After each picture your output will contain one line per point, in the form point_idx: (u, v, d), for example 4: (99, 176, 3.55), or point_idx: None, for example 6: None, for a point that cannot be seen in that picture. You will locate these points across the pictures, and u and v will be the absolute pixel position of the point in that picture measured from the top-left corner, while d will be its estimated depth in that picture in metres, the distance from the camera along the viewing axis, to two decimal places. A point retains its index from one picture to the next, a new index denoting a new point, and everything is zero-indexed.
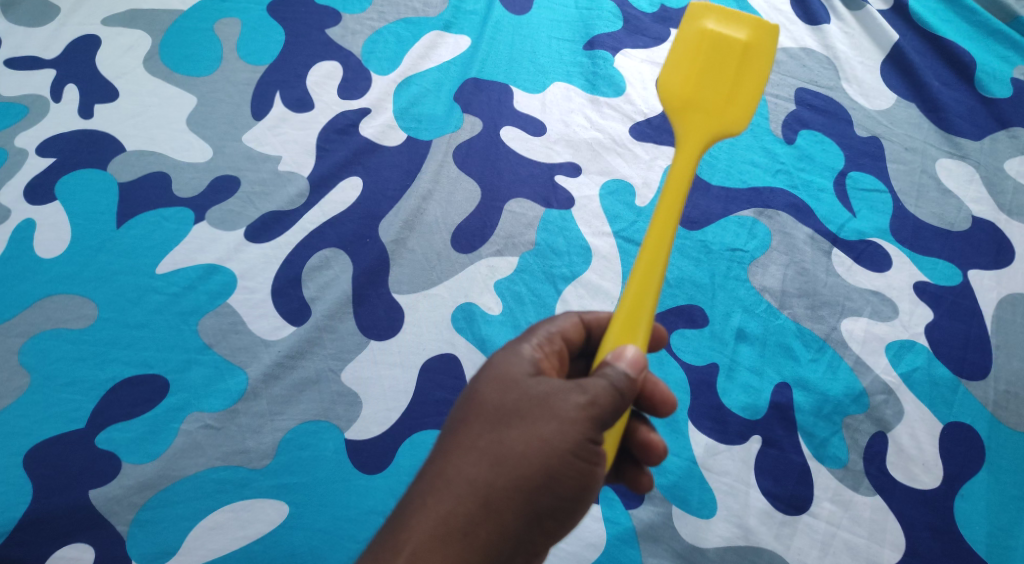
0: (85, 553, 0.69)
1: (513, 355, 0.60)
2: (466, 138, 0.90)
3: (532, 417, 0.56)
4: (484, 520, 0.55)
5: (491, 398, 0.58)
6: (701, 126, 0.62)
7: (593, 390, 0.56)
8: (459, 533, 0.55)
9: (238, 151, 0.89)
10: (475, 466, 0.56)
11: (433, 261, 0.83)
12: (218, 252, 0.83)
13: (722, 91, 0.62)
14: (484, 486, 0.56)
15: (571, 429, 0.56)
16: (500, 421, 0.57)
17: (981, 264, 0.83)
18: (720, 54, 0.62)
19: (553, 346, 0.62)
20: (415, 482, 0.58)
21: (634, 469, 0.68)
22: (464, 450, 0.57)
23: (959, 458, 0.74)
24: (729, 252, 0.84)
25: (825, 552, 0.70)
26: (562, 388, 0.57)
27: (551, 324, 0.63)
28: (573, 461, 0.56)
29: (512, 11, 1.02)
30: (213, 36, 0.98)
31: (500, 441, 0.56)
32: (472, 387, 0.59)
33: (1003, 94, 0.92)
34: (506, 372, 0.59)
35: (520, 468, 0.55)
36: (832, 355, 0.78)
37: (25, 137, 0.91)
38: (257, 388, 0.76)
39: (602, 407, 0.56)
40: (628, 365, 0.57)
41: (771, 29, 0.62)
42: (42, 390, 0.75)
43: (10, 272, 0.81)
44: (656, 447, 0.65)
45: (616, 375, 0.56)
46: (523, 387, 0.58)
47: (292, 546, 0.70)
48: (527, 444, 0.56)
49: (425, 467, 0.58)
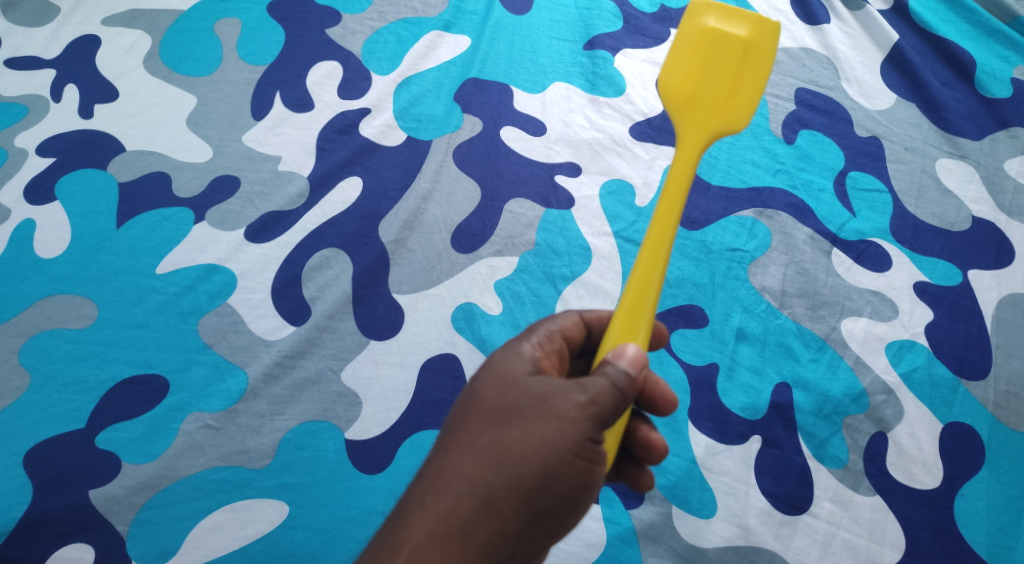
0: (85, 553, 0.69)
1: (512, 354, 0.60)
2: (465, 138, 0.90)
3: (532, 416, 0.56)
4: (483, 520, 0.55)
5: (491, 397, 0.58)
6: (702, 123, 0.62)
7: (593, 389, 0.56)
8: (458, 532, 0.55)
9: (238, 152, 0.89)
10: (475, 465, 0.56)
11: (433, 261, 0.83)
12: (218, 252, 0.83)
13: (722, 88, 0.62)
14: (484, 485, 0.56)
15: (571, 428, 0.56)
16: (500, 419, 0.57)
17: (981, 264, 0.83)
18: (720, 51, 0.62)
19: (553, 345, 0.62)
20: (414, 481, 0.58)
21: (634, 468, 0.67)
22: (464, 449, 0.57)
23: (958, 458, 0.74)
24: (729, 251, 0.84)
25: (825, 552, 0.70)
26: (562, 387, 0.57)
27: (551, 322, 0.63)
28: (573, 460, 0.56)
29: (512, 11, 1.02)
30: (213, 36, 0.98)
31: (500, 440, 0.56)
32: (471, 386, 0.59)
33: (1002, 94, 0.92)
34: (505, 371, 0.59)
35: (520, 467, 0.55)
36: (832, 355, 0.78)
37: (25, 137, 0.91)
38: (257, 388, 0.76)
39: (602, 406, 0.56)
40: (629, 363, 0.57)
41: (771, 26, 0.62)
42: (42, 391, 0.75)
43: (10, 272, 0.81)
44: (657, 446, 0.65)
45: (616, 373, 0.56)
46: (522, 385, 0.58)
47: (292, 546, 0.70)
48: (526, 443, 0.56)
49: (425, 467, 0.58)
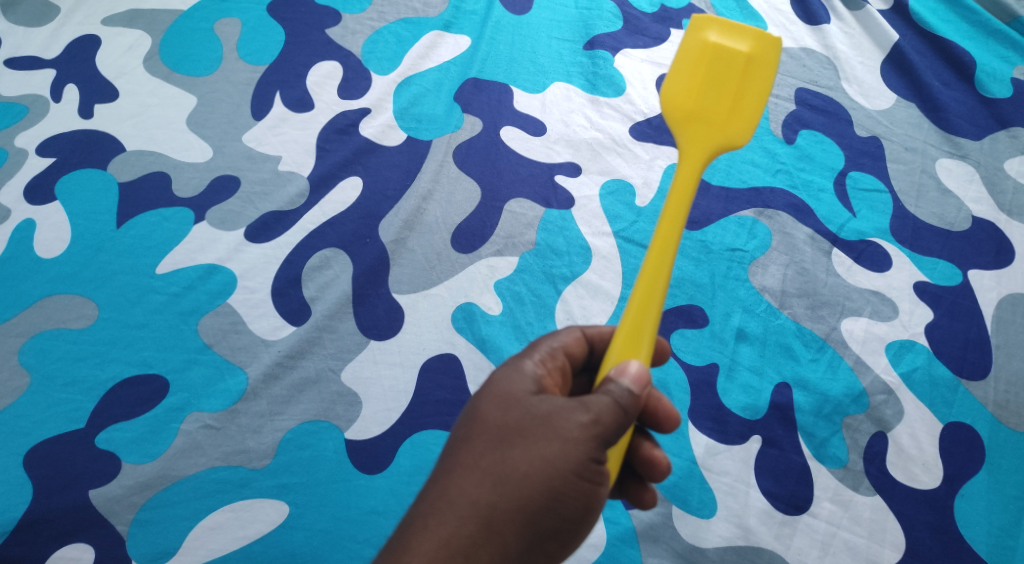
0: (85, 553, 0.69)
1: (515, 372, 0.60)
2: (465, 138, 0.90)
3: (534, 436, 0.56)
4: (486, 542, 0.55)
5: (493, 417, 0.58)
6: (704, 137, 0.62)
7: (596, 408, 0.56)
8: (461, 555, 0.55)
9: (238, 151, 0.89)
10: (477, 487, 0.56)
11: (433, 261, 0.83)
12: (218, 252, 0.83)
13: (724, 102, 0.62)
14: (486, 507, 0.56)
15: (574, 449, 0.56)
16: (502, 440, 0.57)
17: (981, 264, 0.83)
18: (722, 66, 0.62)
19: (555, 362, 0.62)
20: (416, 503, 0.58)
21: (637, 486, 0.67)
22: (466, 470, 0.57)
23: (958, 458, 0.74)
24: (729, 252, 0.84)
25: (825, 552, 0.70)
26: (565, 407, 0.57)
27: (554, 338, 0.62)
28: (576, 481, 0.56)
29: (512, 11, 1.02)
30: (213, 36, 0.98)
31: (502, 461, 0.56)
32: (473, 405, 0.59)
33: (1003, 93, 0.92)
34: (508, 390, 0.58)
35: (523, 489, 0.56)
36: (832, 355, 0.78)
37: (24, 137, 0.91)
38: (257, 388, 0.76)
39: (605, 426, 0.56)
40: (632, 381, 0.57)
41: (774, 40, 0.61)
42: (42, 391, 0.75)
43: (9, 272, 0.81)
44: (659, 464, 0.64)
45: (619, 392, 0.56)
46: (525, 405, 0.57)
47: (292, 546, 0.70)
48: (528, 464, 0.56)
49: (427, 488, 0.58)
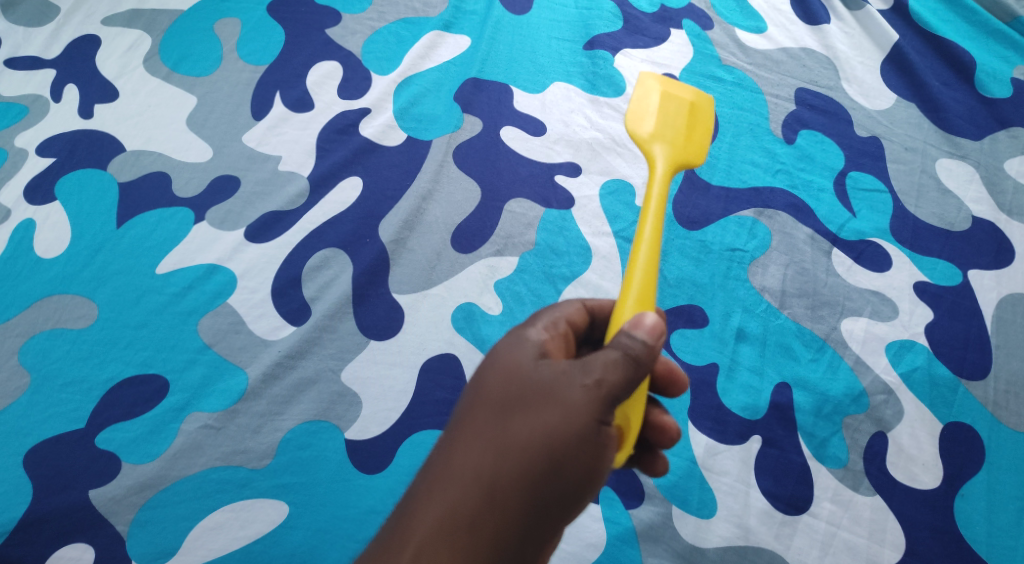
0: (85, 553, 0.69)
1: (517, 340, 0.59)
2: (465, 138, 0.90)
3: (537, 402, 0.56)
4: (489, 511, 0.56)
5: (496, 386, 0.58)
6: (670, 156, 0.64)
7: (599, 368, 0.55)
8: (465, 524, 0.56)
9: (238, 152, 0.89)
10: (480, 455, 0.56)
11: (433, 261, 0.83)
12: (217, 252, 0.83)
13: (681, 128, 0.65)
14: (489, 476, 0.56)
15: (576, 412, 0.55)
16: (505, 408, 0.57)
17: (981, 264, 0.83)
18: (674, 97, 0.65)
19: (558, 330, 0.61)
20: (423, 474, 0.59)
21: (648, 455, 0.67)
22: (470, 440, 0.57)
23: (958, 458, 0.74)
24: (729, 252, 0.84)
25: (825, 552, 0.70)
26: (568, 372, 0.56)
27: (556, 310, 0.62)
28: (579, 445, 0.55)
29: (512, 10, 1.02)
30: (213, 37, 0.98)
31: (505, 429, 0.56)
32: (477, 376, 0.59)
33: (1002, 93, 0.93)
34: (509, 358, 0.58)
35: (526, 456, 0.55)
36: (832, 355, 0.78)
37: (24, 137, 0.91)
38: (257, 389, 0.76)
39: (610, 386, 0.55)
40: (647, 332, 0.56)
41: None
42: (43, 391, 0.75)
43: (9, 271, 0.81)
44: (670, 429, 0.64)
45: (631, 344, 0.55)
46: (527, 372, 0.57)
47: (292, 546, 0.70)
48: (532, 431, 0.56)
49: (433, 459, 0.59)
